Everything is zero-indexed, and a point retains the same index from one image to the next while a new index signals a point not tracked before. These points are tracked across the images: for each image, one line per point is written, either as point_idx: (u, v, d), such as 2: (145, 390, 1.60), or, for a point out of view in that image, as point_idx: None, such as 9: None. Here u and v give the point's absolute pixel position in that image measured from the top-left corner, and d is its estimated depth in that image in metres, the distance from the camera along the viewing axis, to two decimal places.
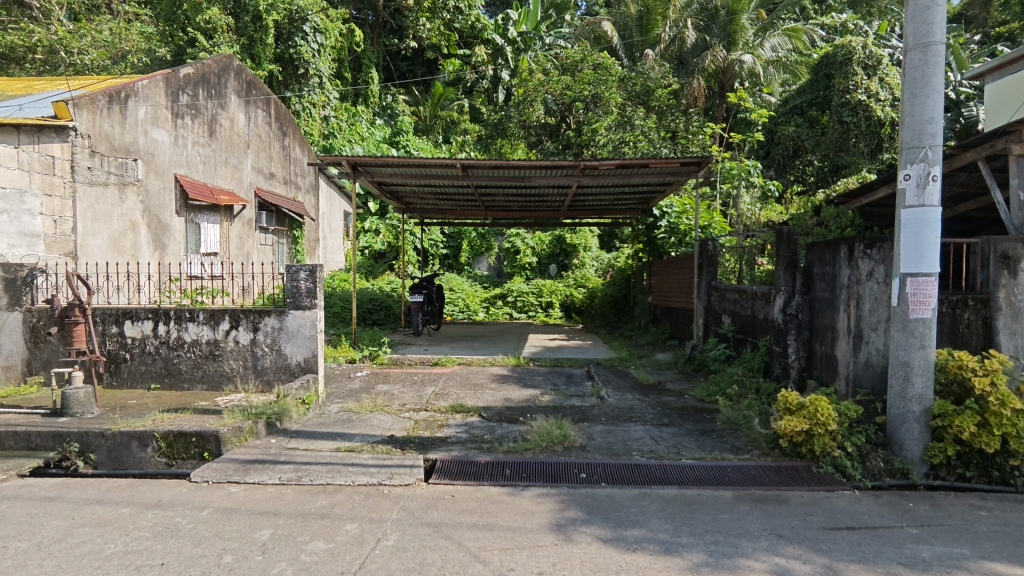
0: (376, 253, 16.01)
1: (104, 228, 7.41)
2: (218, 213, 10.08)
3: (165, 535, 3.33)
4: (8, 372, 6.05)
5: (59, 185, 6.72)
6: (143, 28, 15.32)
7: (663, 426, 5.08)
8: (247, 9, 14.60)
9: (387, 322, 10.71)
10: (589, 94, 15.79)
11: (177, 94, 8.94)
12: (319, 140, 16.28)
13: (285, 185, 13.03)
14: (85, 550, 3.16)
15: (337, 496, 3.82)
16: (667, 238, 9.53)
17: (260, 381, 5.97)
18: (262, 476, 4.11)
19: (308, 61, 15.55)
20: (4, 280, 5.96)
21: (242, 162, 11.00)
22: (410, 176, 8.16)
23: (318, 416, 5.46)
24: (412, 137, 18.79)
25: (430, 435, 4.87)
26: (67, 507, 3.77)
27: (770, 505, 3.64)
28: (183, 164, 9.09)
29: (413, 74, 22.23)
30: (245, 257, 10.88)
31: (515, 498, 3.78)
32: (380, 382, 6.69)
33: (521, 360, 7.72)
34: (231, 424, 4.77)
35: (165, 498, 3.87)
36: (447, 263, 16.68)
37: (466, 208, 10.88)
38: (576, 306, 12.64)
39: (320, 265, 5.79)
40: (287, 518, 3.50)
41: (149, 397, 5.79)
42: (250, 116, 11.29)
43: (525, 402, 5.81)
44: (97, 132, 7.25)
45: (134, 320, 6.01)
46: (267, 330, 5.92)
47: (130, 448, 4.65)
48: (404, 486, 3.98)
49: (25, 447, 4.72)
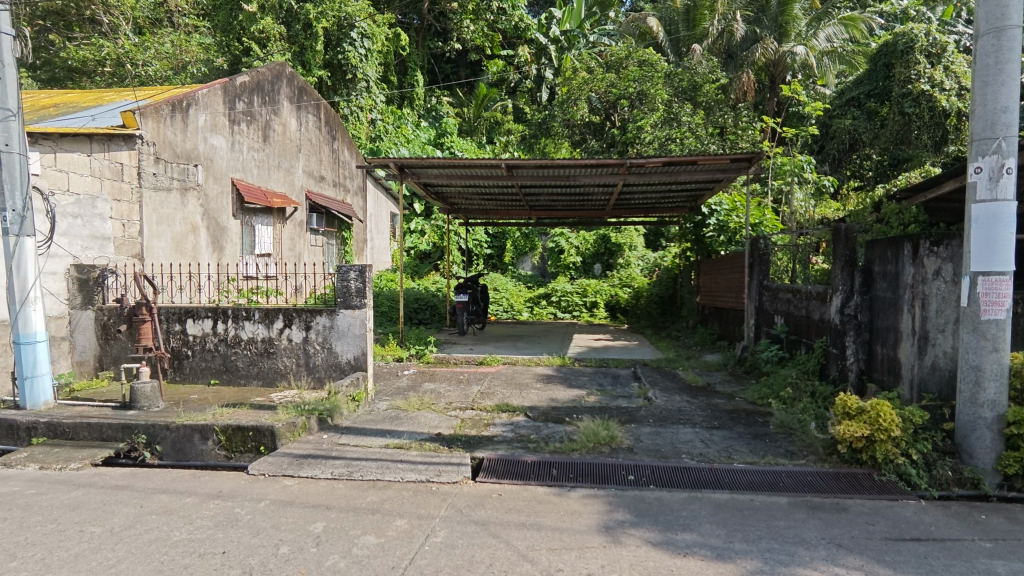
0: (422, 253, 16.27)
1: (168, 230, 7.79)
2: (271, 215, 10.44)
3: (226, 524, 3.47)
4: (82, 367, 6.44)
5: (127, 190, 7.09)
6: (201, 39, 16.03)
7: (713, 429, 4.97)
8: (298, 18, 15.10)
9: (433, 321, 10.84)
10: (634, 91, 15.58)
11: (233, 101, 9.31)
12: (366, 143, 16.64)
13: (334, 187, 13.39)
14: (153, 536, 3.33)
15: (387, 492, 3.90)
16: (716, 236, 9.35)
17: (312, 378, 6.15)
18: (314, 471, 4.24)
19: (355, 66, 15.95)
20: (78, 280, 6.34)
21: (294, 166, 11.37)
22: (455, 176, 8.23)
23: (367, 413, 5.59)
24: (456, 139, 19.01)
25: (476, 434, 4.90)
26: (136, 496, 3.98)
27: (828, 513, 3.50)
28: (239, 168, 9.46)
29: (457, 76, 22.47)
30: (297, 258, 11.21)
31: (562, 498, 3.77)
32: (426, 381, 6.79)
33: (566, 360, 7.68)
34: (285, 419, 4.93)
35: (225, 490, 4.04)
36: (492, 263, 16.81)
37: (511, 208, 10.92)
38: (621, 306, 12.49)
39: (369, 265, 5.94)
40: (339, 512, 3.59)
41: (209, 392, 6.06)
42: (301, 120, 11.66)
43: (570, 403, 5.78)
44: (161, 139, 7.61)
45: (195, 319, 6.28)
46: (319, 329, 6.09)
47: (193, 441, 4.86)
48: (452, 483, 4.02)
49: (98, 438, 5.02)
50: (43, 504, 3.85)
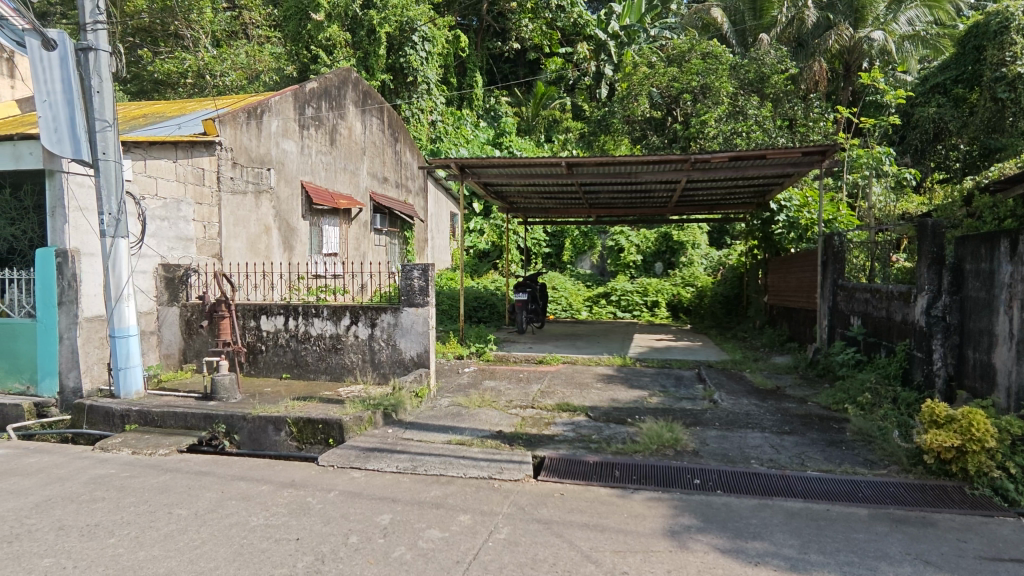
0: (481, 252, 16.43)
1: (244, 232, 8.23)
2: (338, 216, 10.81)
3: (299, 513, 3.62)
4: (168, 360, 6.87)
5: (208, 194, 7.54)
6: (273, 49, 16.82)
7: (784, 434, 4.76)
8: (363, 25, 15.60)
9: (492, 319, 10.90)
10: (698, 84, 15.15)
11: (303, 107, 9.72)
12: (427, 144, 16.96)
13: (397, 189, 13.73)
14: (233, 521, 3.53)
15: (450, 487, 3.96)
16: (786, 234, 8.93)
17: (377, 374, 6.33)
18: (381, 464, 4.36)
19: (416, 69, 16.27)
20: (164, 278, 6.80)
21: (359, 168, 11.75)
22: (515, 176, 8.28)
23: (430, 409, 5.71)
24: (515, 138, 19.11)
25: (537, 433, 4.91)
26: (217, 482, 4.22)
27: (914, 528, 3.28)
28: (308, 171, 9.86)
29: (515, 75, 22.54)
30: (362, 258, 11.56)
31: (626, 500, 3.72)
32: (486, 378, 6.86)
33: (627, 360, 7.58)
34: (353, 413, 5.10)
35: (298, 479, 4.22)
36: (550, 261, 16.78)
37: (570, 207, 10.87)
38: (683, 305, 12.17)
39: (432, 264, 6.05)
40: (405, 505, 3.68)
41: (281, 386, 6.35)
42: (366, 124, 12.03)
43: (632, 403, 5.69)
44: (238, 145, 8.04)
45: (269, 315, 6.60)
46: (383, 326, 6.26)
47: (267, 431, 5.11)
48: (514, 481, 4.04)
49: (183, 426, 5.35)
50: (136, 486, 4.15)
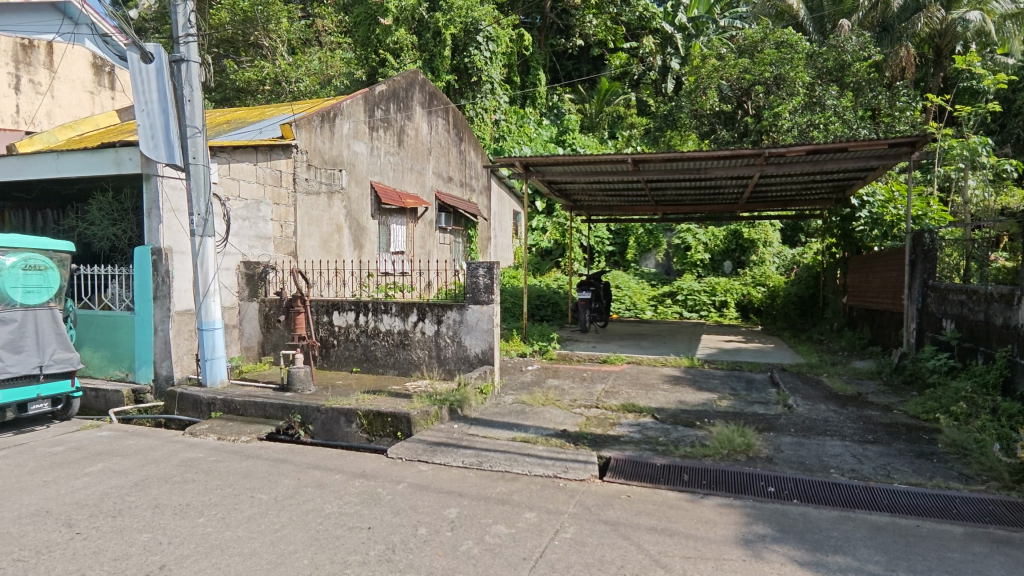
0: (543, 250, 16.43)
1: (318, 231, 8.60)
2: (405, 215, 11.08)
3: (370, 502, 3.75)
4: (248, 352, 7.26)
5: (284, 195, 7.91)
6: (344, 55, 17.43)
7: (866, 443, 4.49)
8: (429, 27, 15.95)
9: (555, 318, 10.89)
10: (771, 75, 14.56)
11: (373, 109, 10.03)
12: (490, 143, 17.08)
13: (461, 188, 13.92)
14: (309, 507, 3.70)
15: (516, 484, 3.98)
16: (868, 231, 8.46)
17: (443, 370, 6.45)
18: (447, 458, 4.44)
19: (480, 69, 16.41)
20: (246, 275, 7.18)
21: (425, 168, 12.00)
22: (580, 173, 8.22)
23: (494, 405, 5.77)
24: (578, 135, 19.00)
25: (602, 433, 4.86)
26: (294, 469, 4.43)
27: (1018, 550, 3.02)
28: (378, 172, 10.18)
29: (579, 72, 22.36)
30: (427, 256, 11.82)
31: (695, 505, 3.62)
32: (550, 377, 6.86)
33: (695, 361, 7.37)
34: (420, 407, 5.23)
35: (369, 470, 4.36)
36: (614, 260, 16.57)
37: (635, 204, 10.67)
38: (754, 306, 11.72)
39: (497, 262, 6.11)
40: (471, 500, 3.73)
41: (352, 379, 6.59)
42: (432, 124, 12.28)
43: (701, 406, 5.53)
44: (313, 147, 8.42)
45: (341, 311, 6.86)
46: (449, 323, 6.37)
47: (339, 422, 5.31)
48: (580, 481, 4.02)
49: (262, 415, 5.66)
50: (222, 470, 4.42)
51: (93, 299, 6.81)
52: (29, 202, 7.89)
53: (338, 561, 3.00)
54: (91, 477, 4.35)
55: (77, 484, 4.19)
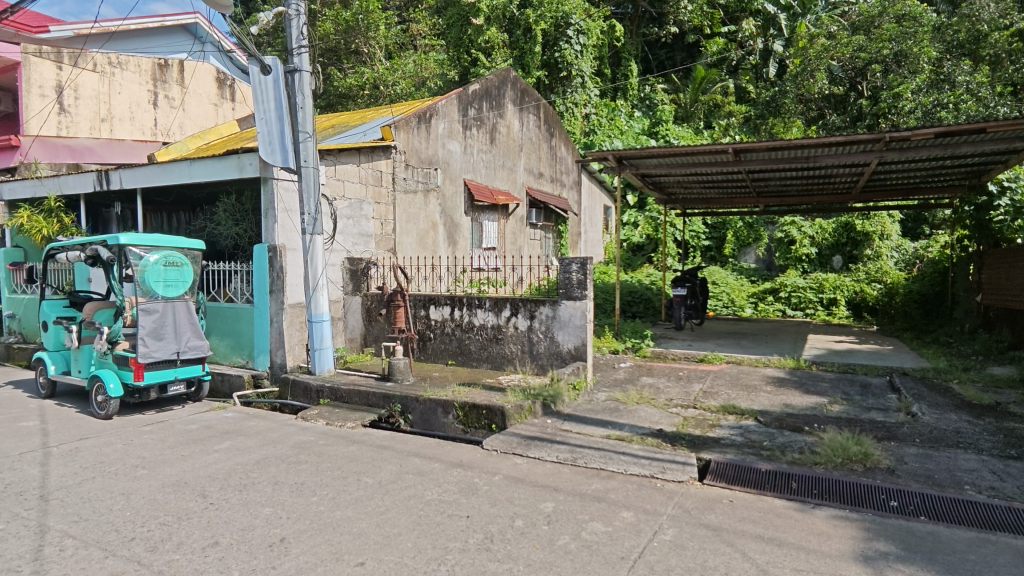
0: (635, 245, 16.07)
1: (415, 228, 8.93)
2: (497, 212, 11.24)
3: (468, 492, 3.85)
4: (352, 343, 7.69)
5: (385, 194, 8.28)
6: (437, 57, 17.93)
7: (1007, 459, 4.02)
8: (519, 24, 16.11)
9: (647, 315, 10.64)
10: (890, 52, 13.60)
11: (467, 109, 10.27)
12: (581, 138, 16.88)
13: (552, 183, 13.90)
14: (411, 493, 3.86)
15: (612, 482, 3.94)
16: (1009, 222, 7.58)
17: (536, 365, 6.50)
18: (541, 452, 4.48)
19: (571, 63, 16.36)
20: (350, 271, 7.57)
21: (517, 165, 12.12)
22: (676, 165, 7.98)
23: (587, 402, 5.74)
24: (672, 126, 18.40)
25: (701, 434, 4.69)
26: (396, 456, 4.65)
27: None
28: (471, 170, 10.42)
29: (672, 61, 21.62)
30: (518, 252, 11.94)
31: (805, 514, 3.41)
32: (644, 375, 6.71)
33: (801, 362, 6.93)
34: (514, 401, 5.30)
35: (466, 460, 4.49)
36: (710, 255, 15.88)
37: (735, 196, 10.17)
38: (868, 305, 10.80)
39: (591, 257, 6.07)
40: (567, 495, 3.74)
41: (447, 371, 6.78)
42: (524, 121, 12.39)
43: (810, 410, 5.19)
44: (410, 148, 8.75)
45: (437, 305, 7.07)
46: (542, 318, 6.41)
47: (437, 413, 5.49)
48: (678, 482, 3.91)
49: (366, 404, 5.97)
50: (331, 453, 4.73)
51: (219, 293, 7.49)
52: (166, 205, 8.80)
53: (439, 547, 3.10)
54: (220, 453, 4.80)
55: (209, 459, 4.65)
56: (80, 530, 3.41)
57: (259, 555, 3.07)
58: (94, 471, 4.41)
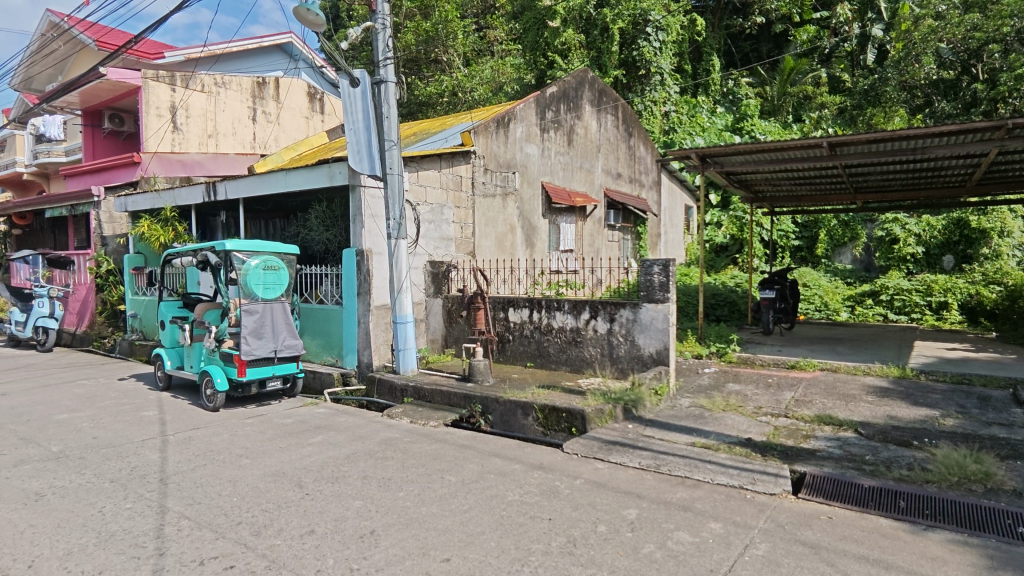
0: (719, 246, 15.48)
1: (493, 231, 9.06)
2: (575, 214, 11.18)
3: (549, 495, 3.85)
4: (433, 344, 7.89)
5: (465, 198, 8.47)
6: (514, 61, 18.12)
7: None
8: (596, 24, 15.99)
9: (732, 318, 10.19)
10: (1013, 29, 12.29)
11: (545, 111, 10.30)
12: (660, 136, 16.50)
13: (630, 183, 13.65)
14: (493, 493, 3.91)
15: (698, 491, 3.81)
16: None
17: (616, 368, 6.40)
18: (623, 458, 4.41)
19: (650, 61, 16.05)
20: (431, 274, 7.81)
21: (595, 166, 12.00)
22: (764, 162, 7.59)
23: (670, 408, 5.60)
24: (758, 121, 17.58)
25: (794, 445, 4.44)
26: (477, 456, 4.72)
27: None
28: (549, 172, 10.43)
29: (758, 53, 20.65)
30: (596, 254, 11.82)
31: (916, 537, 3.15)
32: (729, 381, 6.43)
33: (908, 370, 6.39)
34: (594, 405, 5.26)
35: (546, 463, 4.49)
36: (801, 256, 14.99)
37: (829, 192, 9.56)
38: (986, 309, 9.77)
39: (674, 259, 5.92)
40: (650, 502, 3.65)
41: (526, 372, 6.82)
42: (601, 122, 12.25)
43: (918, 424, 4.78)
44: (489, 152, 8.89)
45: (516, 307, 7.12)
46: (623, 321, 6.32)
47: (517, 415, 5.52)
48: (769, 495, 3.72)
49: (447, 403, 6.12)
50: (415, 451, 4.88)
51: (311, 295, 7.93)
52: (264, 213, 9.45)
53: (523, 548, 3.13)
54: (314, 447, 5.08)
55: (303, 452, 4.93)
56: (194, 512, 3.71)
57: (351, 545, 3.22)
58: (205, 458, 4.80)
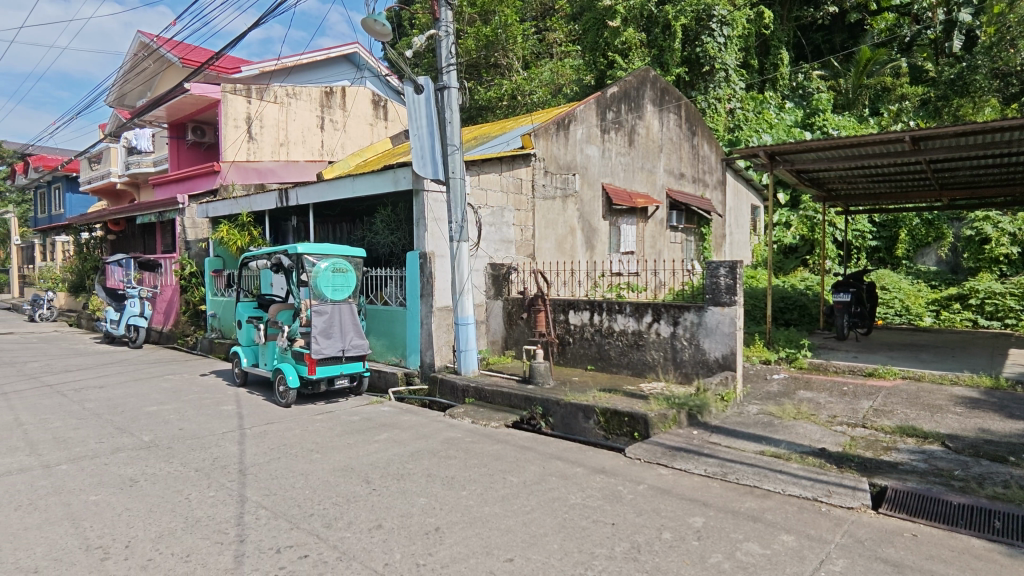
0: (787, 247, 14.86)
1: (553, 233, 9.06)
2: (636, 215, 11.02)
3: (612, 499, 3.82)
4: (493, 345, 7.98)
5: (525, 202, 8.52)
6: (573, 63, 18.06)
7: None
8: (658, 21, 15.70)
9: (803, 323, 9.75)
10: None
11: (605, 112, 10.21)
12: (725, 134, 16.05)
13: (694, 183, 13.30)
14: (555, 495, 3.92)
15: (768, 502, 3.68)
16: None
17: (680, 373, 6.26)
18: (688, 464, 4.31)
19: (714, 57, 15.60)
20: (492, 276, 7.92)
21: (656, 166, 11.77)
22: (839, 159, 7.23)
23: (737, 415, 5.43)
24: (831, 115, 16.75)
25: (874, 457, 4.21)
26: (539, 458, 4.74)
27: None
28: (609, 173, 10.32)
29: (831, 44, 19.72)
30: (658, 256, 11.59)
31: (1014, 560, 2.92)
32: (801, 389, 6.16)
33: (1002, 381, 5.91)
34: (657, 409, 5.17)
35: (608, 467, 4.45)
36: (879, 257, 14.19)
37: (911, 189, 8.99)
38: None
39: (741, 261, 5.76)
40: (718, 511, 3.55)
41: (587, 375, 6.77)
42: (663, 121, 12.02)
43: (1015, 438, 4.42)
44: (550, 155, 8.91)
45: (576, 310, 7.09)
46: (687, 325, 6.18)
47: (578, 417, 5.49)
48: (847, 509, 3.54)
49: (508, 404, 6.17)
50: (477, 451, 4.95)
51: (376, 296, 8.19)
52: (332, 217, 9.83)
53: (586, 552, 3.11)
54: (380, 444, 5.24)
55: (370, 449, 5.09)
56: (270, 502, 3.91)
57: (417, 541, 3.31)
58: (279, 452, 5.05)
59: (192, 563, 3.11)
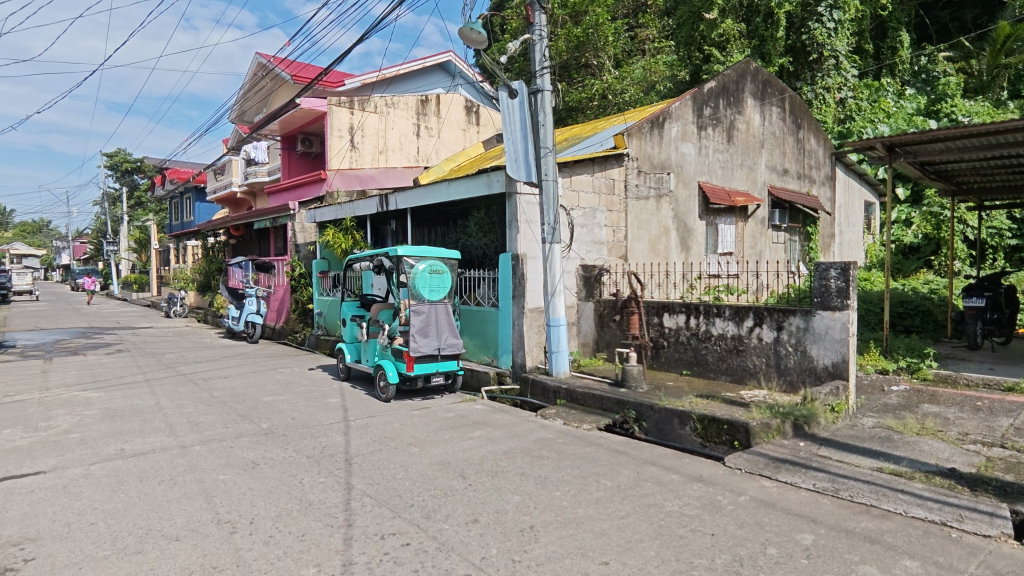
0: (908, 247, 13.59)
1: (646, 234, 8.86)
2: (735, 214, 10.54)
3: (711, 509, 3.68)
4: (584, 347, 7.95)
5: (617, 202, 8.40)
6: (667, 59, 17.60)
7: None
8: (759, 10, 14.95)
9: (926, 330, 8.91)
10: None
11: (702, 108, 9.86)
12: (834, 127, 15.10)
13: (798, 180, 12.51)
14: (650, 501, 3.84)
15: (888, 523, 3.39)
16: None
17: (784, 381, 5.94)
18: (795, 478, 4.06)
19: (822, 44, 14.55)
20: (583, 277, 7.90)
21: (757, 163, 11.19)
22: (971, 150, 6.53)
23: (849, 427, 5.06)
24: (961, 101, 15.16)
25: (1015, 481, 3.76)
26: (632, 462, 4.67)
27: None
28: (705, 171, 9.95)
29: (960, 22, 17.85)
30: (759, 256, 11.00)
31: None
32: (925, 402, 5.62)
33: None
34: (759, 418, 4.92)
35: (706, 475, 4.30)
36: (1020, 257, 12.64)
37: None
38: None
39: (854, 262, 5.36)
40: (829, 530, 3.33)
41: (682, 381, 6.57)
42: (765, 115, 11.42)
43: None
44: (643, 154, 8.73)
45: (671, 313, 6.89)
46: (792, 330, 5.84)
47: (673, 423, 5.35)
48: (982, 536, 3.19)
49: (601, 407, 6.12)
50: (569, 452, 4.96)
51: (469, 297, 8.41)
52: (428, 220, 10.21)
53: (684, 561, 3.03)
54: (474, 441, 5.38)
55: (465, 445, 5.25)
56: (374, 491, 4.14)
57: (512, 538, 3.37)
58: (381, 444, 5.33)
59: (307, 542, 3.35)
